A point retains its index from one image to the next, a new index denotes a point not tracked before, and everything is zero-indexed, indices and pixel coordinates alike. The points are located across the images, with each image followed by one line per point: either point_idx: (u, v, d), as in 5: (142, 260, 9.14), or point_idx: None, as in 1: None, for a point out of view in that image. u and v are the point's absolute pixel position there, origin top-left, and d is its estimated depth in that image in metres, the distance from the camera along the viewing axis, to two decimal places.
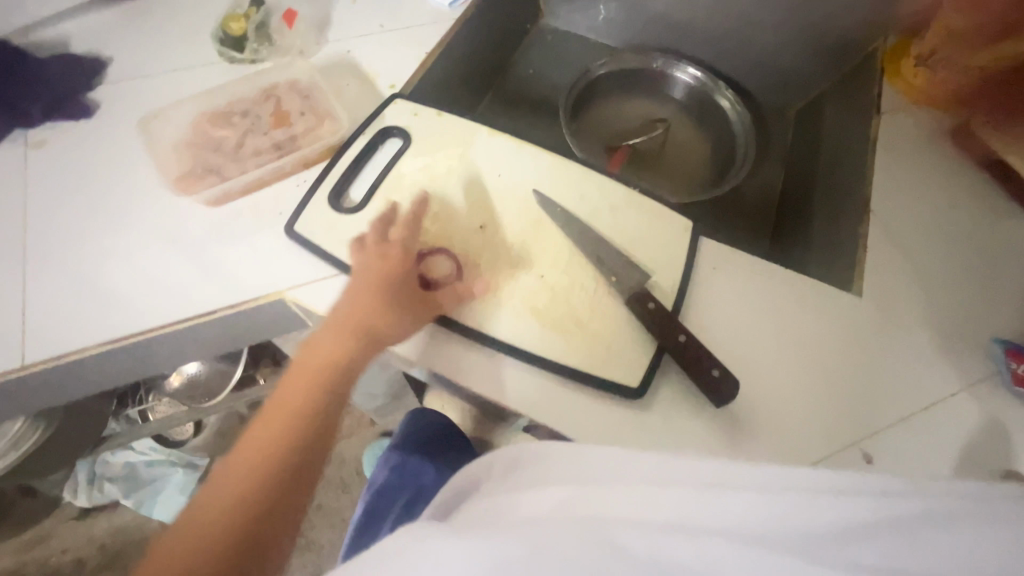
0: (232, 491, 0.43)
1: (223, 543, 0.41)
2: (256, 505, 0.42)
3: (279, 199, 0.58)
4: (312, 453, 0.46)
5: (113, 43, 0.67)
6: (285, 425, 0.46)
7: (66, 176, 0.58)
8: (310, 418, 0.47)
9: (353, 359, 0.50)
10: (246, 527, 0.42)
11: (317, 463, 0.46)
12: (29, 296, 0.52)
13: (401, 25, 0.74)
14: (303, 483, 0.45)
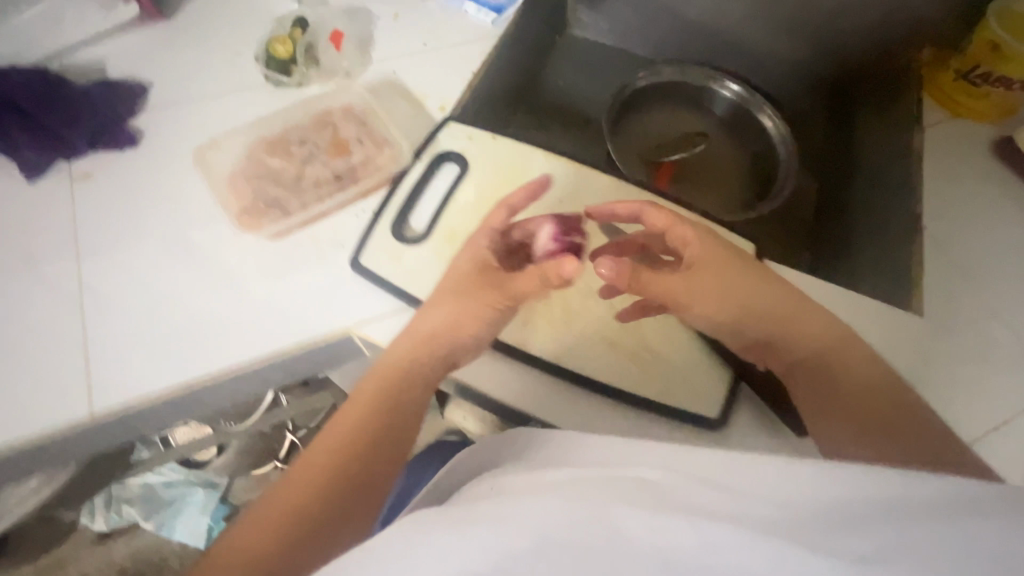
0: (307, 473, 0.44)
1: (291, 520, 0.42)
2: (328, 488, 0.44)
3: (341, 230, 0.57)
4: (383, 463, 0.46)
5: (149, 68, 0.64)
6: (366, 416, 0.47)
7: (117, 215, 0.56)
8: (388, 428, 0.47)
9: (429, 370, 0.50)
10: (312, 509, 0.42)
11: (387, 461, 0.46)
12: (92, 345, 0.51)
13: (443, 43, 0.72)
14: (363, 492, 0.44)
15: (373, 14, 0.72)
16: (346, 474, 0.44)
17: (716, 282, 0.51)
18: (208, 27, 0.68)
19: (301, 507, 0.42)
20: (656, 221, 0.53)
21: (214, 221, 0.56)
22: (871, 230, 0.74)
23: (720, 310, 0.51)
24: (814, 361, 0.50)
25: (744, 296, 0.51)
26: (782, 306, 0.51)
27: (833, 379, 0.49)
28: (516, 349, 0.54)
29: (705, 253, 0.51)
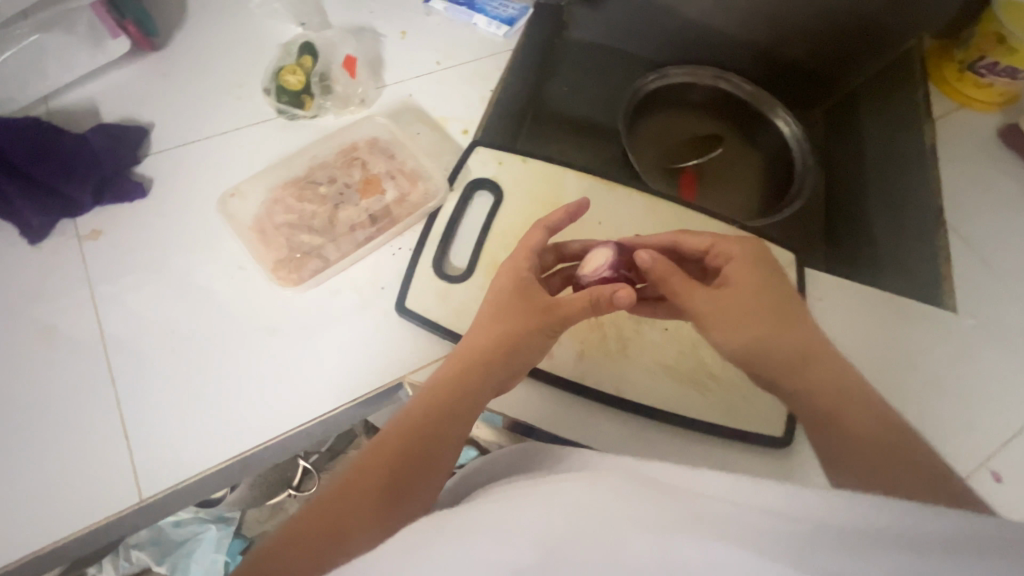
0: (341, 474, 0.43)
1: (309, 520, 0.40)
2: (350, 492, 0.41)
3: (379, 272, 0.54)
4: (423, 471, 0.42)
5: (150, 108, 0.60)
6: (408, 418, 0.44)
7: (137, 275, 0.52)
8: (435, 431, 0.43)
9: (477, 382, 0.46)
10: (327, 513, 0.40)
11: (415, 479, 0.42)
12: (129, 422, 0.47)
13: (455, 58, 0.69)
14: (386, 505, 0.40)
15: (380, 33, 0.68)
16: (381, 476, 0.41)
17: (745, 299, 0.48)
18: (206, 58, 0.63)
19: (328, 511, 0.40)
20: (695, 246, 0.54)
21: (243, 273, 0.53)
22: (893, 220, 0.71)
23: (736, 323, 0.47)
24: (833, 394, 0.44)
25: (774, 320, 0.47)
26: (815, 343, 0.46)
27: (852, 408, 0.43)
28: (575, 383, 0.52)
29: (740, 271, 0.50)
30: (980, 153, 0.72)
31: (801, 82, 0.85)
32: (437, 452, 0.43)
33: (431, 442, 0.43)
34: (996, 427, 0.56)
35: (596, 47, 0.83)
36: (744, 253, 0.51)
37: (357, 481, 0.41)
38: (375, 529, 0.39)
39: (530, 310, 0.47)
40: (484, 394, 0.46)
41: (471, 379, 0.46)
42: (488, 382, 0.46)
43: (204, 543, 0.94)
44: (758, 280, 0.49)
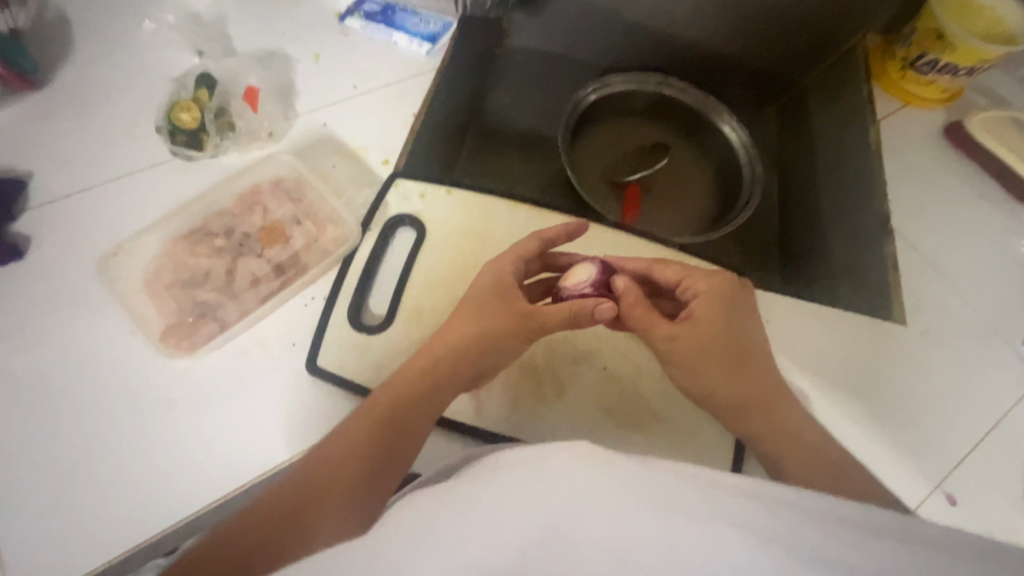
0: (305, 462, 0.40)
1: (268, 512, 0.37)
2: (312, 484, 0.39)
3: (288, 326, 0.50)
4: (387, 467, 0.40)
5: (27, 156, 0.54)
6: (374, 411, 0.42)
7: (14, 350, 0.47)
8: (391, 435, 0.41)
9: (444, 379, 0.44)
10: (287, 505, 0.38)
11: (379, 477, 0.39)
12: (2, 522, 0.42)
13: (374, 80, 0.64)
14: (350, 497, 0.38)
15: (291, 57, 0.63)
16: (350, 465, 0.39)
17: (708, 344, 0.47)
18: (93, 96, 0.57)
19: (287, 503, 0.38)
20: (667, 278, 0.51)
21: (135, 340, 0.48)
22: (841, 227, 0.68)
23: (693, 364, 0.47)
24: (773, 423, 0.46)
25: (732, 364, 0.47)
26: (766, 382, 0.47)
27: (795, 444, 0.45)
28: (507, 436, 0.49)
29: (707, 312, 0.48)
30: (924, 154, 0.70)
31: (744, 88, 0.83)
32: (394, 457, 0.40)
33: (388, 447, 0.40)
34: (948, 443, 0.54)
35: (536, 58, 0.78)
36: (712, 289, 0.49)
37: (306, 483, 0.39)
38: (336, 522, 0.36)
39: (508, 312, 0.45)
40: (452, 391, 0.44)
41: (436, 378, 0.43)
42: (453, 384, 0.44)
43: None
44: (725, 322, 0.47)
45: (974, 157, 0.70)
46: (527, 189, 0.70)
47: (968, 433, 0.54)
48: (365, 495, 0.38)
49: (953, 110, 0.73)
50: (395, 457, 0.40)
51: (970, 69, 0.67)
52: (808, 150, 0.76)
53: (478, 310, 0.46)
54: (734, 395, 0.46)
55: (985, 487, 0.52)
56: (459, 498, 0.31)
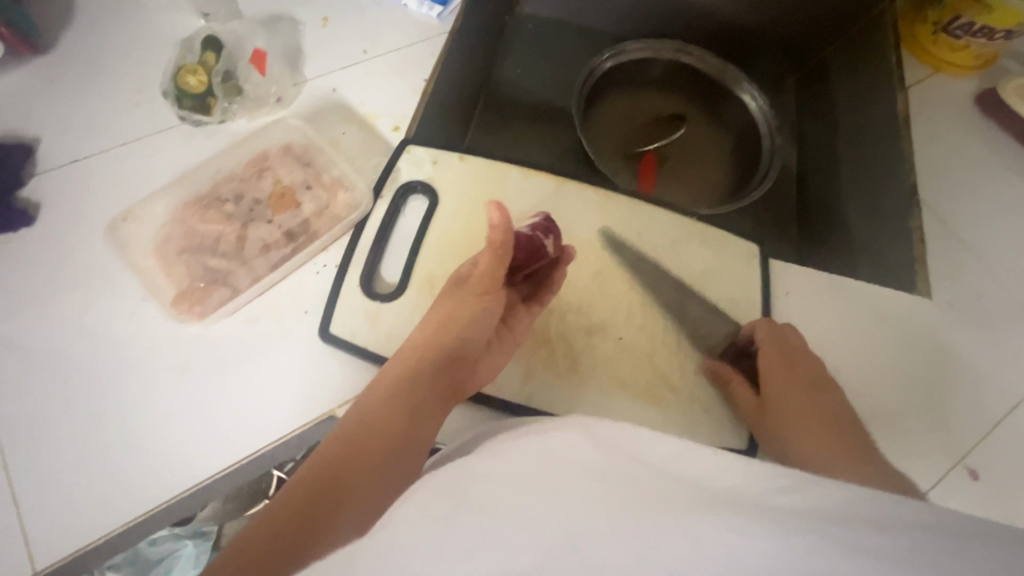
0: (312, 468, 0.37)
1: (279, 518, 0.32)
2: (326, 482, 0.35)
3: (299, 294, 0.49)
4: (398, 458, 0.37)
5: (33, 119, 0.53)
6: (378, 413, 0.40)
7: (28, 314, 0.47)
8: (387, 428, 0.39)
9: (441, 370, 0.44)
10: (302, 504, 0.33)
11: (395, 468, 0.37)
12: (18, 484, 0.43)
13: (384, 44, 0.62)
14: (373, 492, 0.34)
15: (298, 21, 0.61)
16: (362, 460, 0.37)
17: (790, 380, 0.48)
18: (98, 60, 0.56)
19: (301, 506, 0.33)
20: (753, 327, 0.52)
21: (147, 306, 0.48)
22: (865, 197, 0.65)
23: (776, 404, 0.47)
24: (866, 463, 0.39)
25: (811, 407, 0.45)
26: (846, 424, 0.44)
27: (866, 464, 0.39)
28: (519, 405, 0.48)
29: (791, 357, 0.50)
30: (955, 123, 0.67)
31: (765, 55, 0.80)
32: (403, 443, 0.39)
33: (389, 437, 0.39)
34: (974, 418, 0.52)
35: (548, 26, 0.77)
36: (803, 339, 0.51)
37: (310, 484, 0.35)
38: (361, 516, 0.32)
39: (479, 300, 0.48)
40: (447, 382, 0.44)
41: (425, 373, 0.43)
42: (443, 376, 0.44)
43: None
44: (812, 370, 0.49)
45: (1007, 127, 0.66)
46: (541, 158, 0.69)
47: (994, 408, 0.53)
48: (370, 487, 0.35)
49: (987, 77, 0.70)
50: (403, 446, 0.39)
51: (1006, 31, 0.63)
52: (832, 118, 0.72)
53: (466, 306, 0.48)
54: (818, 431, 0.43)
55: (1012, 462, 0.50)
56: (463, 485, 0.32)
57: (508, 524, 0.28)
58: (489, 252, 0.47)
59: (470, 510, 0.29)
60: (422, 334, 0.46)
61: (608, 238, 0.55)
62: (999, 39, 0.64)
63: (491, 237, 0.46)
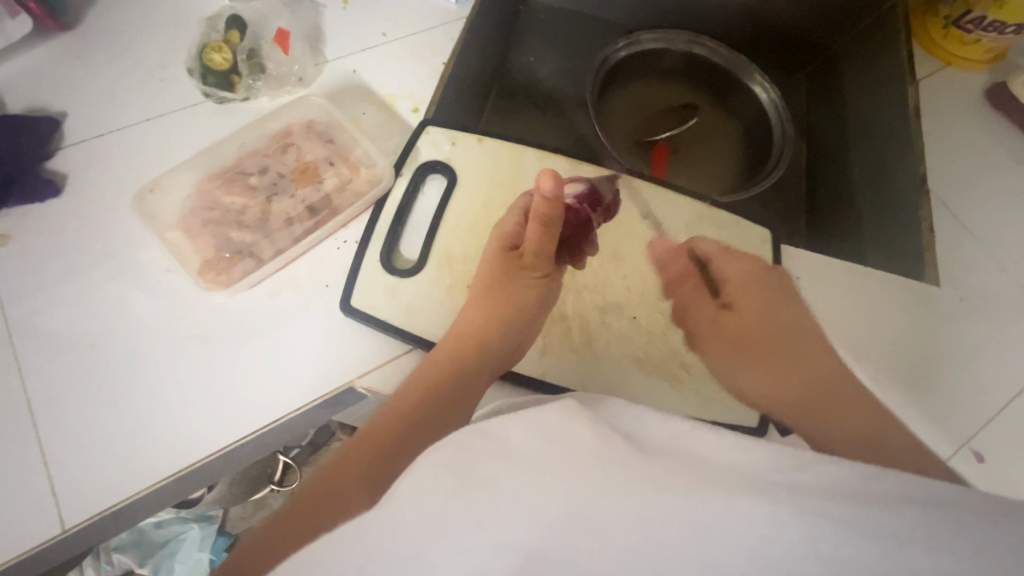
0: (357, 436, 0.41)
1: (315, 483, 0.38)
2: (365, 450, 0.39)
3: (322, 267, 0.51)
4: (426, 434, 0.40)
5: (64, 94, 0.55)
6: (419, 387, 0.43)
7: (56, 280, 0.49)
8: (445, 397, 0.42)
9: (477, 350, 0.45)
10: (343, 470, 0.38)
11: (426, 440, 0.39)
12: (46, 443, 0.44)
13: (403, 27, 0.62)
14: (398, 464, 0.38)
15: (320, 3, 0.61)
16: (393, 432, 0.40)
17: (725, 327, 0.50)
18: (127, 40, 0.58)
19: (336, 473, 0.38)
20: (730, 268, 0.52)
21: (173, 275, 0.49)
22: (874, 186, 0.66)
23: (730, 360, 0.48)
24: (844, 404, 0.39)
25: (770, 349, 0.46)
26: (792, 349, 0.45)
27: (821, 414, 0.39)
28: (536, 379, 0.49)
29: (747, 297, 0.50)
30: (964, 116, 0.68)
31: (772, 47, 0.80)
32: (437, 417, 0.41)
33: (444, 406, 0.42)
34: (978, 402, 0.53)
35: (561, 16, 0.78)
36: (738, 274, 0.52)
37: (366, 446, 0.39)
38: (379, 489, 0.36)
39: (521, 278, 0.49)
40: (486, 362, 0.45)
41: (483, 349, 0.45)
42: (480, 354, 0.45)
43: (187, 542, 0.82)
44: (761, 306, 0.49)
45: (1017, 121, 0.67)
46: (555, 143, 0.70)
47: (998, 393, 0.53)
48: (399, 455, 0.38)
49: (998, 71, 0.70)
50: (439, 419, 0.41)
51: (1017, 27, 0.62)
52: (840, 109, 0.73)
53: (507, 277, 0.49)
54: (777, 381, 0.44)
55: (1016, 445, 0.51)
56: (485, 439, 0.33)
57: (517, 499, 0.26)
58: (536, 223, 0.49)
59: (474, 487, 0.27)
60: (479, 304, 0.48)
61: (622, 221, 0.56)
62: (1009, 35, 0.64)
63: (542, 208, 0.49)
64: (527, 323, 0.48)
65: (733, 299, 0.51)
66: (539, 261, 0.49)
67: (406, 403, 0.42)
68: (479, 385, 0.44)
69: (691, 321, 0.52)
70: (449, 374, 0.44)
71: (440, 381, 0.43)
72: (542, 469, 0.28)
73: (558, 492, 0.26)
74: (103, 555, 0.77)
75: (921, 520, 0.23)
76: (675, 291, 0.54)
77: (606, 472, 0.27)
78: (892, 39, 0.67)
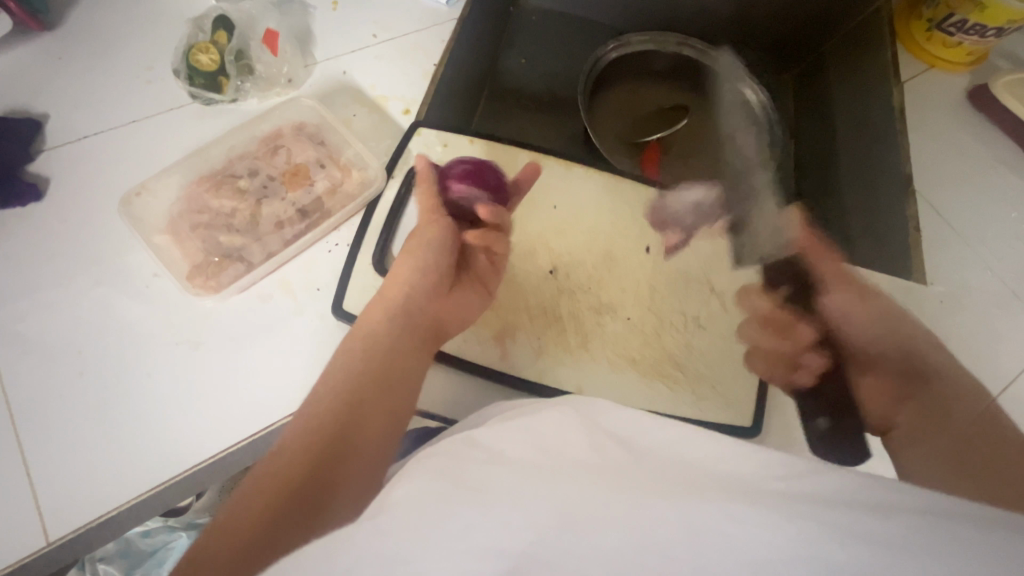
0: (308, 414, 0.40)
1: (293, 474, 0.36)
2: (322, 431, 0.38)
3: (314, 271, 0.50)
4: (374, 405, 0.40)
5: (45, 95, 0.54)
6: (355, 364, 0.43)
7: (38, 287, 0.47)
8: (373, 401, 0.41)
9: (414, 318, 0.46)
10: (307, 459, 0.37)
11: (369, 409, 0.40)
12: (29, 453, 0.42)
13: (394, 28, 0.61)
14: (358, 438, 0.38)
15: (308, 4, 0.61)
16: (335, 412, 0.39)
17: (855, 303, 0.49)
18: (110, 40, 0.57)
19: (298, 465, 0.36)
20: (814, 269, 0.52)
21: (160, 279, 0.48)
22: (860, 185, 0.66)
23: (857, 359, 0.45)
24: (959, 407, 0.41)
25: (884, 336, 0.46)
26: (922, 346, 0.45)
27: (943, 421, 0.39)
28: (531, 381, 0.49)
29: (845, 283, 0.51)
30: (946, 118, 0.69)
31: (758, 51, 0.81)
32: (381, 389, 0.41)
33: (372, 423, 0.40)
34: None
35: (550, 17, 0.78)
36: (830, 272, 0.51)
37: (276, 477, 0.36)
38: (353, 467, 0.37)
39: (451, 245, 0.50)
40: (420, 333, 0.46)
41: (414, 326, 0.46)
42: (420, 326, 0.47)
43: (175, 551, 0.78)
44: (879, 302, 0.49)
45: (999, 122, 0.68)
46: (547, 144, 0.70)
47: (981, 390, 0.54)
48: (357, 434, 0.39)
49: (979, 74, 0.71)
50: (380, 386, 0.42)
51: (998, 29, 0.63)
52: (826, 110, 0.74)
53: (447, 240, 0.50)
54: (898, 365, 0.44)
55: None
56: (474, 440, 0.33)
57: (508, 501, 0.26)
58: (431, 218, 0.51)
59: (468, 490, 0.27)
60: (401, 318, 0.46)
61: (615, 224, 0.57)
62: (991, 36, 0.65)
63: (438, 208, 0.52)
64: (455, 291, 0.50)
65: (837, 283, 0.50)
66: (430, 215, 0.50)
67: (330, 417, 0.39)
68: (417, 349, 0.45)
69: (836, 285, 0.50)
70: (373, 384, 0.41)
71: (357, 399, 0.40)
72: (537, 472, 0.28)
73: (553, 494, 0.26)
74: (88, 565, 0.76)
75: (914, 522, 0.23)
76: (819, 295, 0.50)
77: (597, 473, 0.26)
78: (878, 41, 0.67)
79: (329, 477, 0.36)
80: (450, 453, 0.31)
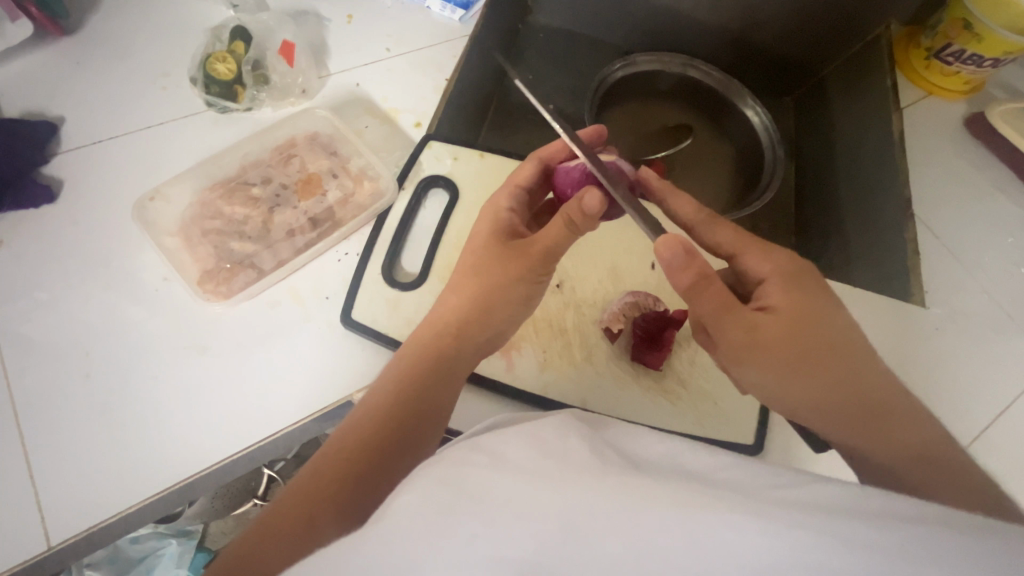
0: (348, 427, 0.41)
1: (324, 481, 0.38)
2: (359, 445, 0.39)
3: (326, 279, 0.51)
4: (414, 429, 0.40)
5: (62, 99, 0.55)
6: (398, 379, 0.43)
7: (47, 288, 0.48)
8: (414, 421, 0.41)
9: (465, 337, 0.45)
10: (340, 468, 0.38)
11: (411, 433, 0.40)
12: (34, 456, 0.42)
13: (407, 42, 0.63)
14: (397, 460, 0.39)
15: (324, 17, 0.62)
16: (374, 427, 0.40)
17: (793, 330, 0.41)
18: (127, 47, 0.58)
19: (330, 473, 0.38)
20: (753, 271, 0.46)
21: (170, 284, 0.49)
22: (860, 206, 0.67)
23: (771, 365, 0.41)
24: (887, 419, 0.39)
25: (811, 359, 0.41)
26: (848, 355, 0.41)
27: (867, 422, 0.39)
28: (536, 394, 0.49)
29: (782, 295, 0.43)
30: (944, 144, 0.70)
31: (761, 75, 0.83)
32: (422, 411, 0.41)
33: (406, 441, 0.40)
34: (962, 421, 0.55)
35: (559, 36, 0.80)
36: (777, 275, 0.44)
37: (306, 482, 0.38)
38: (381, 487, 0.38)
39: (495, 258, 0.47)
40: (466, 354, 0.45)
41: (460, 345, 0.45)
42: (468, 347, 0.45)
43: (165, 559, 0.79)
44: (828, 318, 0.42)
45: (995, 149, 0.69)
46: None
47: (978, 413, 0.55)
48: (392, 455, 0.39)
49: (976, 102, 0.73)
50: (420, 410, 0.41)
51: (994, 59, 0.65)
52: (826, 133, 0.75)
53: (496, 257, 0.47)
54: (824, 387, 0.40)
55: (998, 464, 0.53)
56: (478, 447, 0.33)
57: (513, 515, 0.25)
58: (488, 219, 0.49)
59: (470, 501, 0.26)
60: (446, 337, 0.45)
61: (622, 240, 0.57)
62: (987, 67, 0.67)
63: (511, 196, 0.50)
64: (506, 314, 0.47)
65: (772, 302, 0.43)
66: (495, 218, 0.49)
67: (359, 437, 0.40)
68: (461, 373, 0.45)
69: (776, 295, 0.43)
70: (415, 403, 0.41)
71: (385, 422, 0.40)
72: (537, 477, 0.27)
73: (556, 502, 0.25)
74: (75, 570, 0.72)
75: None
76: (696, 299, 0.43)
77: (602, 486, 0.26)
78: (879, 67, 0.69)
79: (359, 492, 0.37)
80: (453, 461, 0.31)
